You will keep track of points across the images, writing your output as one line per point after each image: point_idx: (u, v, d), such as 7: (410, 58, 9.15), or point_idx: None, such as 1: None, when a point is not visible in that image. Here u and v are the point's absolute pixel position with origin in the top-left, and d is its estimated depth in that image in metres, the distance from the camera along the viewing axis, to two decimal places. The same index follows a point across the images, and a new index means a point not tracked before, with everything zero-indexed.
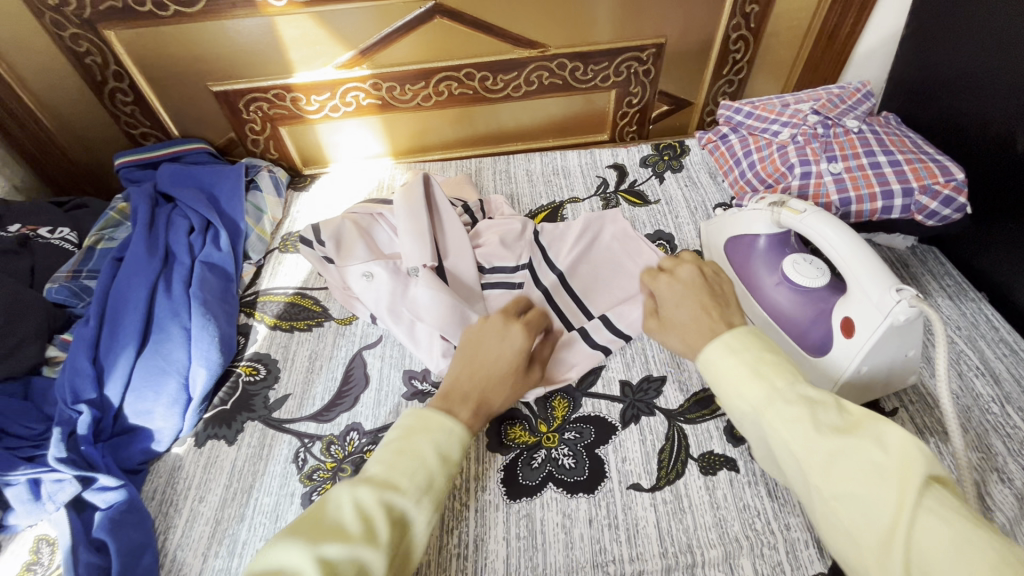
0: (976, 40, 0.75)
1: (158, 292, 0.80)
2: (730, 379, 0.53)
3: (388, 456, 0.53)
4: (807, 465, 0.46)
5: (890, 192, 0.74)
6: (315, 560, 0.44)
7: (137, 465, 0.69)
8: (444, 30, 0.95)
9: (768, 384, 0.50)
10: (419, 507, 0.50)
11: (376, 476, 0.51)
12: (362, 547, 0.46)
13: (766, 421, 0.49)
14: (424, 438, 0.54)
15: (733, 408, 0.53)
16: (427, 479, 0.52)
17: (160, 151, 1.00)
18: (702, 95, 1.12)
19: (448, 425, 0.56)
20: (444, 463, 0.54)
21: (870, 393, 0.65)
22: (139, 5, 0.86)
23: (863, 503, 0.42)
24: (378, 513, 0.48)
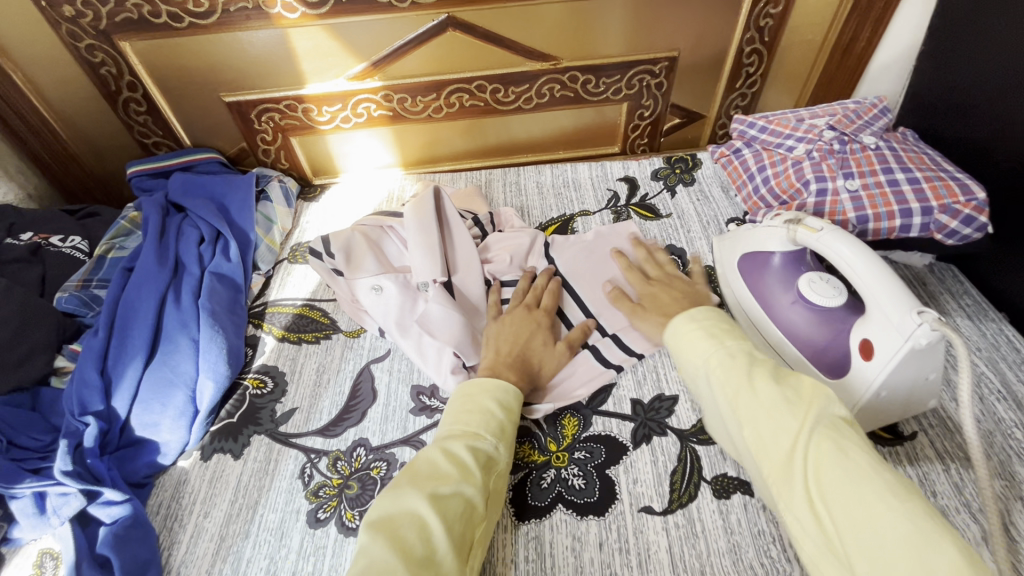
0: (996, 56, 0.74)
1: (167, 303, 0.80)
2: (686, 339, 0.62)
3: (459, 414, 0.61)
4: (735, 403, 0.54)
5: (909, 210, 0.72)
6: (429, 500, 0.51)
7: (142, 478, 0.68)
8: (456, 43, 0.95)
9: (715, 341, 0.60)
10: (499, 450, 0.58)
11: (453, 430, 0.59)
12: (463, 484, 0.53)
13: (709, 370, 0.58)
14: (486, 395, 0.62)
15: (690, 365, 0.61)
16: (499, 426, 0.60)
17: (172, 160, 1.01)
18: (714, 109, 1.11)
19: (501, 383, 0.64)
20: (508, 413, 0.62)
21: (890, 417, 0.63)
22: (154, 17, 0.87)
23: (774, 429, 0.50)
24: (469, 458, 0.55)
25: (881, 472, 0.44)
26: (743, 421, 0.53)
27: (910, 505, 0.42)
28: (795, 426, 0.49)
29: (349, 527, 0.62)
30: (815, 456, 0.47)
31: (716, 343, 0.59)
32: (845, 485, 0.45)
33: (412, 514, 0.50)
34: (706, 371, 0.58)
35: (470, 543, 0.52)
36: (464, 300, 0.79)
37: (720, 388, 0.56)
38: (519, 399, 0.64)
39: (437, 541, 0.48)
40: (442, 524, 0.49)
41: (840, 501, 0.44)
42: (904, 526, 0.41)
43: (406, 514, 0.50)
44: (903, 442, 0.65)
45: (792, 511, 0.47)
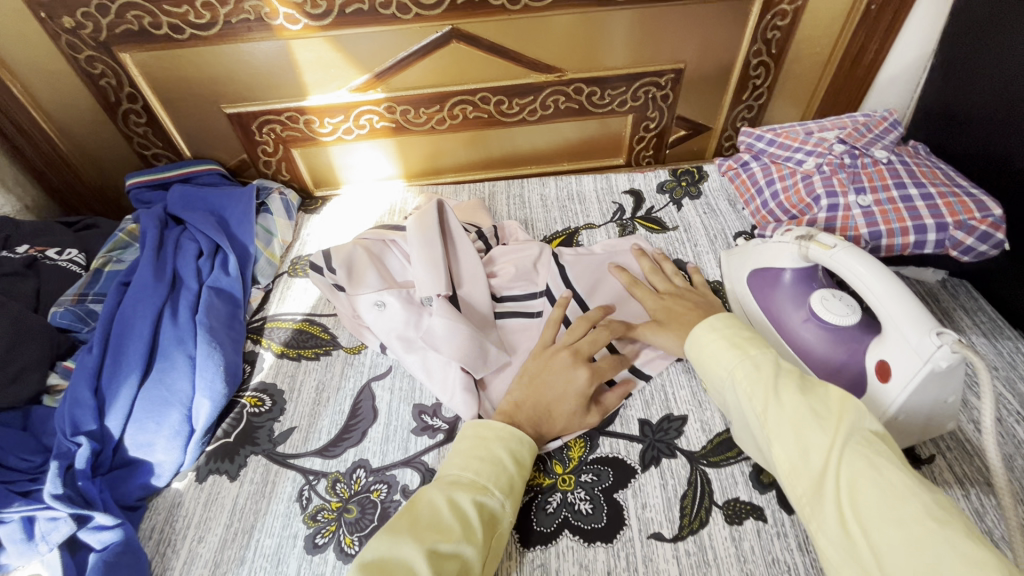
0: (1010, 70, 0.73)
1: (164, 318, 0.78)
2: (709, 350, 0.61)
3: (470, 463, 0.58)
4: (762, 418, 0.52)
5: (923, 226, 0.70)
6: (427, 554, 0.49)
7: (135, 501, 0.66)
8: (459, 55, 0.94)
9: (740, 352, 0.58)
10: (504, 508, 0.56)
11: (462, 479, 0.56)
12: (463, 544, 0.51)
13: (733, 381, 0.56)
14: (498, 443, 0.60)
15: (715, 377, 0.59)
16: (508, 482, 0.58)
17: (172, 172, 0.99)
18: (720, 120, 1.10)
19: (517, 432, 0.61)
20: (520, 468, 0.60)
21: (905, 441, 0.61)
22: (155, 29, 0.86)
23: (802, 449, 0.49)
24: (474, 513, 0.53)
25: (918, 493, 0.43)
26: (769, 435, 0.51)
27: (950, 530, 0.40)
28: (825, 441, 0.48)
29: (348, 554, 0.60)
30: (847, 475, 0.46)
31: (741, 352, 0.58)
32: (876, 503, 0.43)
33: (407, 565, 0.48)
34: (731, 383, 0.57)
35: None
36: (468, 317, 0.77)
37: (745, 401, 0.54)
38: (532, 453, 0.61)
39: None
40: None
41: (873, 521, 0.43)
42: (947, 555, 0.39)
43: (401, 565, 0.48)
44: (922, 465, 0.62)
45: (822, 533, 0.45)
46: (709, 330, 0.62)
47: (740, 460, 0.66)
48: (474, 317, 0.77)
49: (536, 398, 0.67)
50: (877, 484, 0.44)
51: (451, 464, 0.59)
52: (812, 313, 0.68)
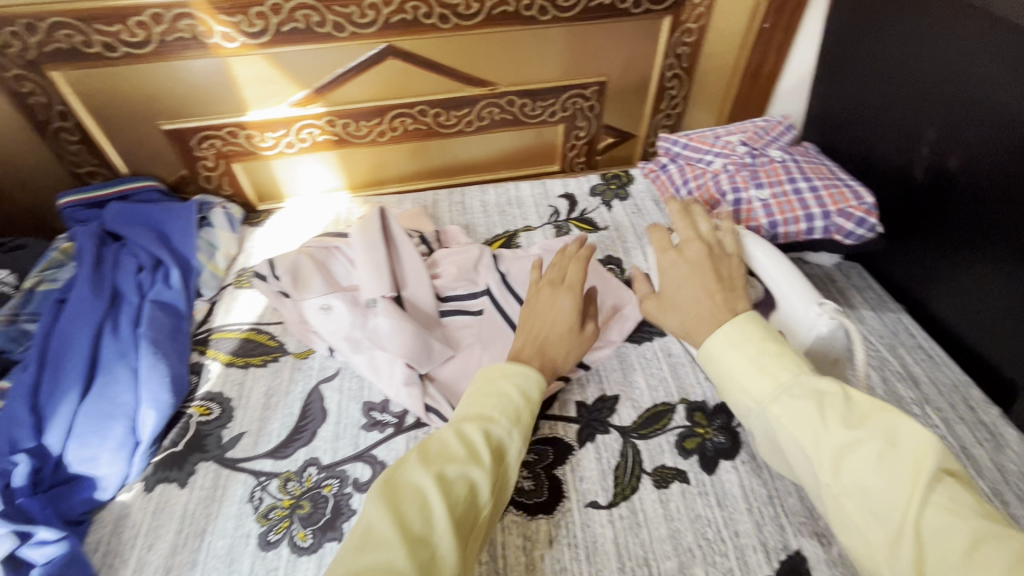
0: (873, 79, 0.84)
1: (104, 334, 0.78)
2: (730, 371, 0.53)
3: (477, 396, 0.58)
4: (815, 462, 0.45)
5: (811, 215, 0.80)
6: (436, 479, 0.49)
7: (79, 516, 0.66)
8: (397, 70, 0.99)
9: (775, 380, 0.49)
10: (512, 438, 0.55)
11: (468, 412, 0.56)
12: (471, 467, 0.51)
13: (772, 416, 0.48)
14: (506, 379, 0.59)
15: (744, 403, 0.52)
16: (514, 413, 0.57)
17: (108, 189, 0.99)
18: (644, 128, 1.20)
19: (522, 369, 0.61)
20: (529, 401, 0.59)
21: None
22: (87, 47, 0.86)
23: (868, 502, 0.41)
24: (481, 440, 0.53)
25: None
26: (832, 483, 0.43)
27: None
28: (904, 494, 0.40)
29: (301, 547, 0.62)
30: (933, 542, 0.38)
31: (773, 377, 0.50)
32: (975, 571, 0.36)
33: (416, 490, 0.48)
34: (770, 416, 0.49)
35: (467, 530, 0.49)
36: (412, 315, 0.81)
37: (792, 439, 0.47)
38: (542, 388, 0.61)
39: (437, 520, 0.46)
40: (445, 507, 0.47)
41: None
42: None
43: (410, 489, 0.48)
44: None
45: None
46: (727, 344, 0.54)
47: (666, 431, 0.73)
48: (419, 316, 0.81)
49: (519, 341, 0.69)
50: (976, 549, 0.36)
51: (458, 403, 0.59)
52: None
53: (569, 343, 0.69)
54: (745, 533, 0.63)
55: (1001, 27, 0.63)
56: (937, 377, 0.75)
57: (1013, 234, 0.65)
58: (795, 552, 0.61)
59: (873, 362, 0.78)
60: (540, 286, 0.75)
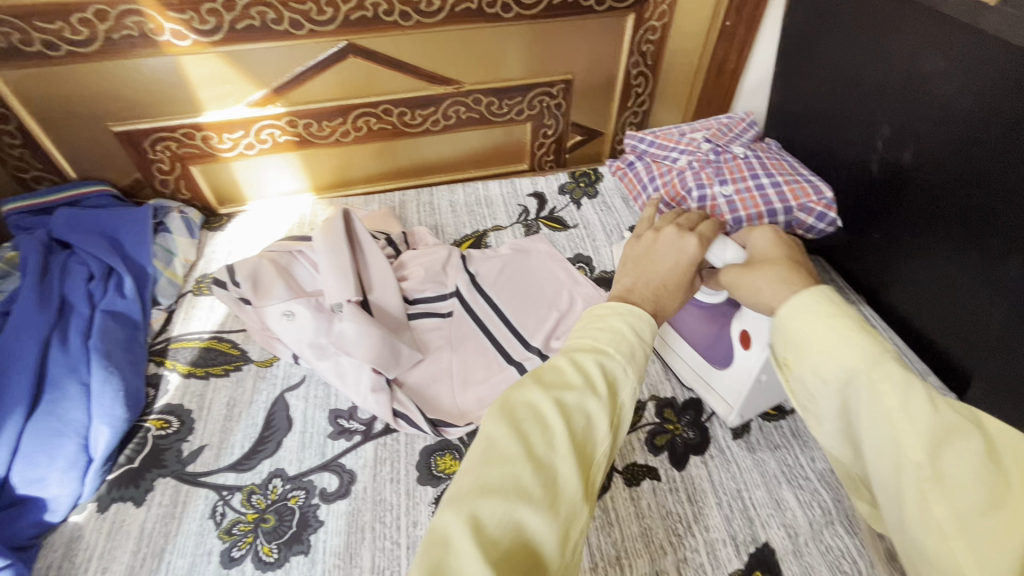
0: (830, 76, 0.86)
1: (51, 347, 0.74)
2: (827, 326, 0.46)
3: (588, 328, 0.49)
4: (913, 439, 0.40)
5: (775, 211, 0.82)
6: (557, 405, 0.41)
7: (27, 541, 0.62)
8: (358, 68, 0.97)
9: (879, 345, 0.44)
10: (631, 374, 0.45)
11: (580, 343, 0.47)
12: (590, 398, 0.42)
13: (873, 380, 0.43)
14: (620, 315, 0.49)
15: (837, 373, 0.45)
16: (631, 349, 0.47)
17: (56, 195, 0.94)
18: (611, 126, 1.20)
19: (635, 307, 0.50)
20: (647, 343, 0.49)
21: (772, 398, 0.71)
22: (25, 45, 0.82)
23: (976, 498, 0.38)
24: (600, 374, 0.44)
25: None
26: (927, 464, 0.40)
27: None
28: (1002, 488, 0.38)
29: (266, 562, 0.60)
30: None
31: (876, 341, 0.45)
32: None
33: (536, 412, 0.41)
34: (867, 380, 0.43)
35: (590, 464, 0.41)
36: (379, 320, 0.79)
37: (888, 409, 0.42)
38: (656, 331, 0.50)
39: (560, 445, 0.39)
40: (567, 432, 0.40)
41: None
42: None
43: (529, 412, 0.41)
44: (785, 416, 0.74)
45: None
46: (828, 308, 0.47)
47: (637, 429, 0.73)
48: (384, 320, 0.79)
49: (628, 279, 0.57)
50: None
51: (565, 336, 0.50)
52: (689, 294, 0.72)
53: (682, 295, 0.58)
54: (716, 526, 0.63)
55: (947, 25, 0.65)
56: None
57: (964, 226, 0.67)
58: (763, 544, 0.62)
59: None
60: (662, 228, 0.63)
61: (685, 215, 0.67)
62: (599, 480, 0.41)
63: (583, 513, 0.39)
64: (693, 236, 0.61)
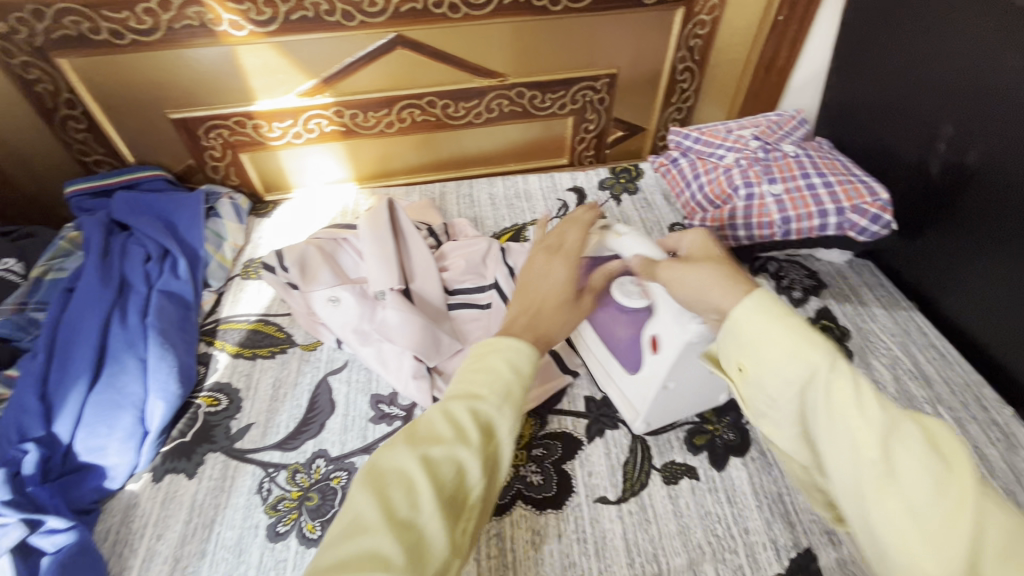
0: (891, 73, 0.83)
1: (112, 323, 0.78)
2: (773, 325, 0.45)
3: (466, 370, 0.49)
4: (867, 434, 0.39)
5: (825, 211, 0.80)
6: (422, 463, 0.41)
7: (89, 504, 0.66)
8: (405, 60, 0.98)
9: (830, 344, 0.43)
10: (505, 414, 0.46)
11: (455, 389, 0.47)
12: (459, 449, 0.43)
13: (828, 378, 0.42)
14: (496, 353, 0.49)
15: (778, 370, 0.44)
16: (507, 387, 0.47)
17: (114, 179, 0.98)
18: (654, 122, 1.19)
19: (514, 340, 0.50)
20: (522, 377, 0.49)
21: (685, 406, 0.69)
22: (94, 33, 0.85)
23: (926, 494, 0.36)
24: (470, 421, 0.44)
25: None
26: (882, 460, 0.38)
27: None
28: (952, 481, 0.36)
29: (310, 539, 0.62)
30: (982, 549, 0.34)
31: (828, 341, 0.44)
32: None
33: (401, 473, 0.41)
34: (822, 379, 0.42)
35: (460, 514, 0.42)
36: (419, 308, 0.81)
37: (840, 405, 0.41)
38: (536, 362, 0.51)
39: (424, 504, 0.40)
40: (432, 490, 0.40)
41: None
42: None
43: (394, 474, 0.42)
44: None
45: None
46: (767, 306, 0.46)
47: (676, 427, 0.72)
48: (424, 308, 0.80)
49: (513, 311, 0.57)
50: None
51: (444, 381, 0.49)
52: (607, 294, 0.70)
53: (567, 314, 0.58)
54: (755, 530, 0.62)
55: None
56: (949, 376, 0.74)
57: None
58: (805, 550, 0.60)
59: (885, 360, 0.77)
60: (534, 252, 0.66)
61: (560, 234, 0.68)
62: (470, 527, 0.42)
63: (455, 563, 0.41)
64: (561, 259, 0.63)
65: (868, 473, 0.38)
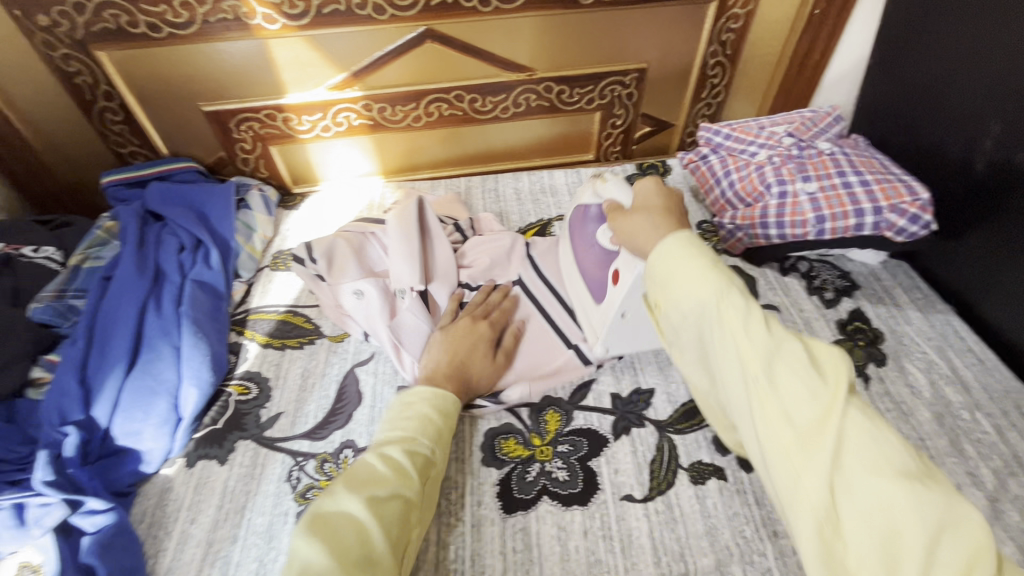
0: (934, 69, 0.81)
1: (148, 310, 0.80)
2: (682, 267, 0.50)
3: (398, 421, 0.60)
4: (752, 354, 0.44)
5: (862, 210, 0.78)
6: (368, 504, 0.50)
7: (126, 487, 0.68)
8: (435, 54, 0.98)
9: (727, 279, 0.48)
10: (433, 454, 0.58)
11: (391, 436, 0.58)
12: (400, 487, 0.53)
13: (722, 308, 0.46)
14: (424, 402, 0.62)
15: (683, 304, 0.49)
16: (435, 431, 0.60)
17: (149, 170, 1.00)
18: (682, 118, 1.17)
19: (438, 389, 0.65)
20: (446, 418, 0.63)
21: (644, 338, 0.75)
22: (132, 27, 0.87)
23: (795, 400, 0.42)
24: (407, 462, 0.55)
25: (916, 471, 0.38)
26: (764, 377, 0.43)
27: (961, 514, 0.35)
28: (824, 391, 0.41)
29: None
30: (842, 439, 0.40)
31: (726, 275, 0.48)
32: (879, 464, 0.38)
33: (349, 517, 0.49)
34: (715, 312, 0.47)
35: (402, 549, 0.51)
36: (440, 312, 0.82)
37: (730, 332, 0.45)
38: (457, 406, 0.65)
39: (375, 543, 0.48)
40: (381, 528, 0.49)
41: (865, 480, 0.38)
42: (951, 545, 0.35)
43: (342, 517, 0.49)
44: None
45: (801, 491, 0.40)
46: (679, 252, 0.51)
47: (703, 427, 0.72)
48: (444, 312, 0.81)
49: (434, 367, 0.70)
50: (878, 445, 0.39)
51: (378, 430, 0.60)
52: (590, 233, 0.76)
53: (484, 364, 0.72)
54: (785, 533, 0.61)
55: None
56: (988, 382, 0.72)
57: None
58: None
59: (920, 364, 0.75)
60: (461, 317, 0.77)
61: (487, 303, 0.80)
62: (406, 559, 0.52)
63: None
64: (483, 323, 0.76)
65: (749, 386, 0.43)
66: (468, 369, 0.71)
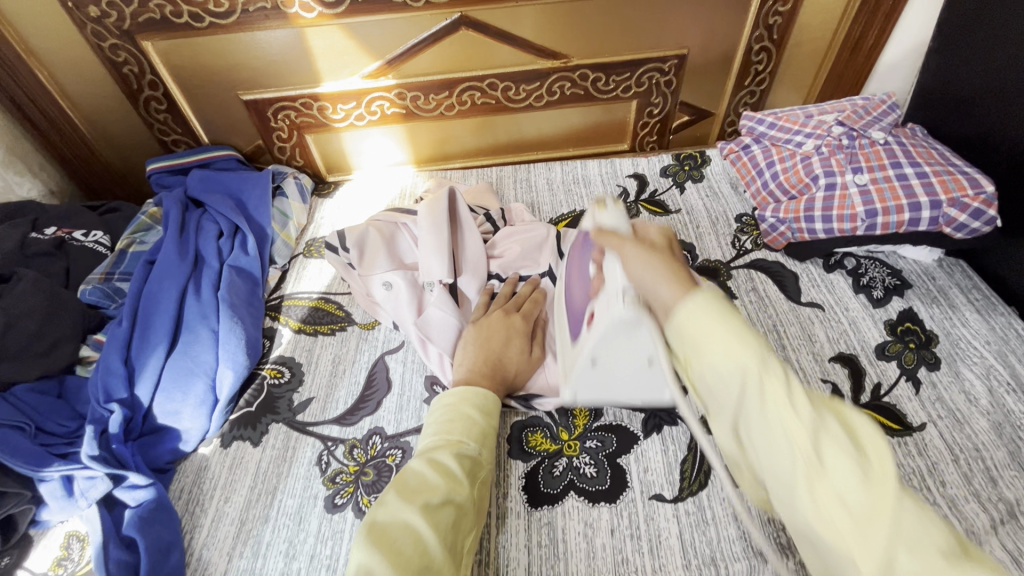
0: (1005, 52, 0.75)
1: (188, 294, 0.82)
2: (708, 325, 0.40)
3: (443, 423, 0.60)
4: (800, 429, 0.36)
5: (918, 204, 0.74)
6: (422, 511, 0.50)
7: (165, 464, 0.70)
8: (469, 41, 0.97)
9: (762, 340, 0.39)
10: (481, 457, 0.58)
11: (438, 442, 0.58)
12: (452, 493, 0.53)
13: (761, 377, 0.38)
14: (468, 403, 0.62)
15: (710, 364, 0.40)
16: (481, 433, 0.60)
17: (190, 157, 1.03)
18: (724, 106, 1.13)
19: (480, 389, 0.64)
20: (486, 418, 0.62)
21: (620, 391, 0.61)
22: (176, 17, 0.89)
23: (849, 480, 0.35)
24: (456, 466, 0.55)
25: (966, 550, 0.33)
26: (815, 458, 0.35)
27: None
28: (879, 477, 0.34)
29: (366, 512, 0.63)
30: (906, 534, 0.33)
31: (762, 339, 0.40)
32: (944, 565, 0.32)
33: (406, 525, 0.49)
34: (755, 380, 0.38)
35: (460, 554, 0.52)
36: (469, 305, 0.81)
37: (770, 404, 0.37)
38: (496, 405, 0.64)
39: (435, 552, 0.48)
40: (438, 536, 0.49)
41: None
42: None
43: (397, 526, 0.49)
44: (913, 432, 0.65)
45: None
46: (700, 307, 0.42)
47: None
48: (473, 305, 0.80)
49: (471, 358, 0.69)
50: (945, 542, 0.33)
51: (424, 435, 0.60)
52: (582, 265, 0.66)
53: (518, 356, 0.71)
54: None
55: None
56: None
57: None
58: None
59: (978, 370, 0.70)
60: (493, 311, 0.76)
61: (515, 298, 0.78)
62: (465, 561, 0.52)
63: None
64: (517, 315, 0.75)
65: (799, 468, 0.36)
66: (503, 363, 0.69)
